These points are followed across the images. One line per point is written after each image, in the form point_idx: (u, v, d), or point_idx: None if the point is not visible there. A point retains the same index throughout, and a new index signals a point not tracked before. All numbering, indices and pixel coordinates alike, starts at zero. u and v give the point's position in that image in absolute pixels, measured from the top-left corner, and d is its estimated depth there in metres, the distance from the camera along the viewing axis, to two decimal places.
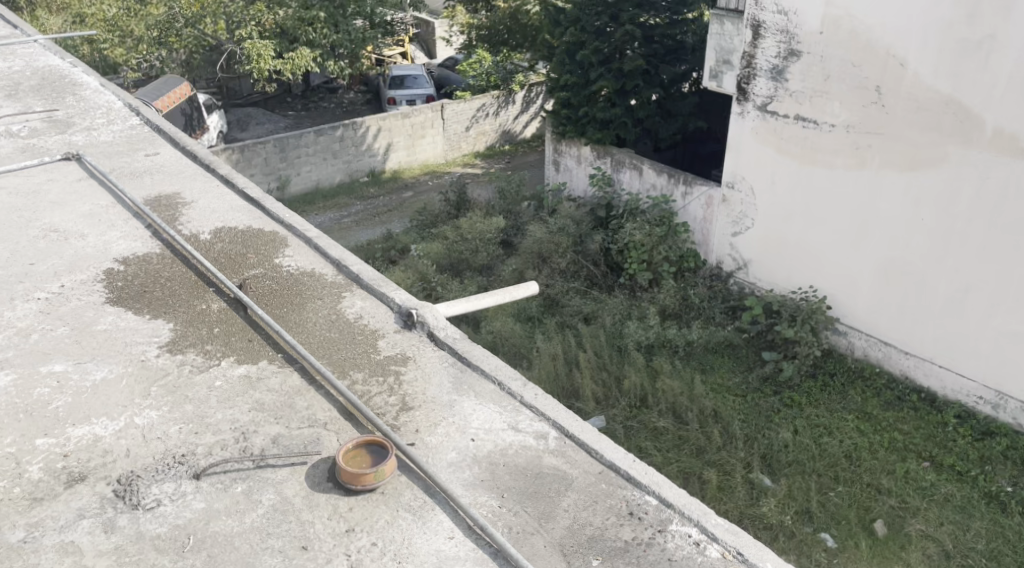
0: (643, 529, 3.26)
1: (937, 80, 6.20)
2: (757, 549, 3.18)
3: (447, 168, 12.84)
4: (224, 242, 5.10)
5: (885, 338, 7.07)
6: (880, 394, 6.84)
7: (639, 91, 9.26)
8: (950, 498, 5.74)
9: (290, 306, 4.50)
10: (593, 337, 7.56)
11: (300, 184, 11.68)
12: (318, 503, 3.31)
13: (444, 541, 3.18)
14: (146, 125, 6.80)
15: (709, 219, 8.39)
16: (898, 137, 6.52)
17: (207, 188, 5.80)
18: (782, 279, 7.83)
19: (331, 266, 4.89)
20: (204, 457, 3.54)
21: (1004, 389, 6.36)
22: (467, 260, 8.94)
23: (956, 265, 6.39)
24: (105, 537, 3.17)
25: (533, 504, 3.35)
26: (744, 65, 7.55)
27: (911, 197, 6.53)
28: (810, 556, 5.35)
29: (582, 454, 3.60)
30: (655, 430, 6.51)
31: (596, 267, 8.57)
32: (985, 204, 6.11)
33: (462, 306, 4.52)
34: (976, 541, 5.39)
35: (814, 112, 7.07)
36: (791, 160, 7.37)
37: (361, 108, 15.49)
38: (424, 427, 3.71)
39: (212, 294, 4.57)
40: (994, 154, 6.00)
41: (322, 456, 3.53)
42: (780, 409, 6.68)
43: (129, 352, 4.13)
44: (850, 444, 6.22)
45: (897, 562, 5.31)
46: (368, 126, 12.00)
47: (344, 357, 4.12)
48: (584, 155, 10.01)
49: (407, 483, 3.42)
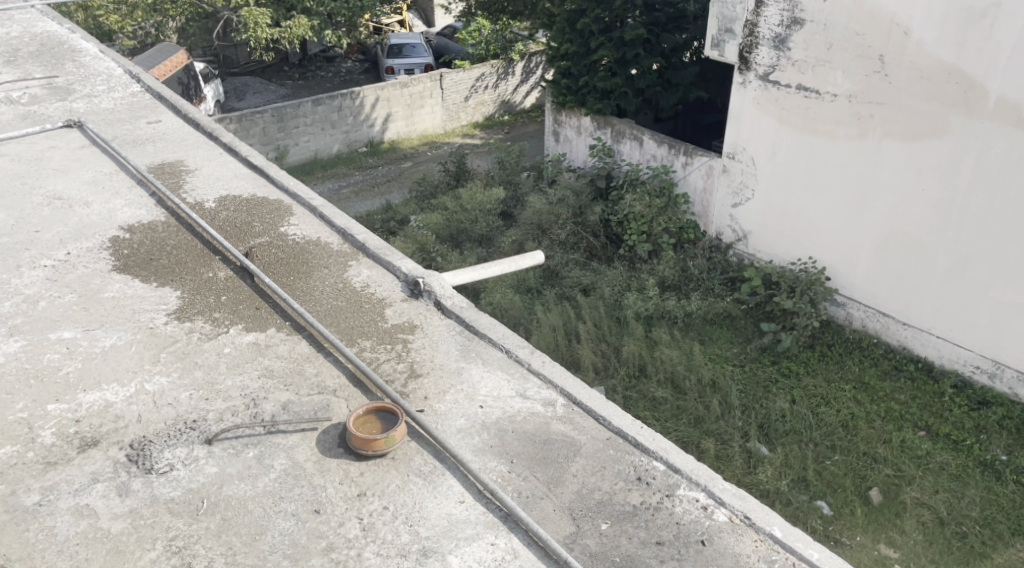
0: (651, 494, 3.30)
1: (941, 49, 6.16)
2: (765, 513, 3.23)
3: (446, 138, 12.77)
4: (228, 211, 5.08)
5: (883, 309, 7.10)
6: (877, 364, 6.89)
7: (640, 61, 9.19)
8: (945, 467, 5.80)
9: (296, 275, 4.50)
10: (594, 308, 7.58)
11: (298, 154, 11.61)
12: (329, 467, 3.34)
13: (454, 505, 3.22)
14: (148, 92, 6.74)
15: (709, 190, 8.36)
16: (901, 107, 6.50)
17: (211, 155, 5.77)
18: (781, 250, 7.84)
19: (337, 235, 4.88)
20: (215, 423, 3.56)
21: (1001, 358, 6.41)
22: (467, 230, 8.92)
23: (957, 235, 6.41)
24: (120, 500, 3.20)
25: (542, 469, 3.39)
26: (746, 33, 7.47)
27: (912, 166, 6.53)
28: (806, 523, 5.45)
29: (590, 421, 3.63)
30: (653, 399, 6.56)
31: (596, 238, 8.55)
32: (987, 174, 6.11)
33: (468, 275, 4.56)
34: (970, 508, 5.47)
35: (816, 81, 7.03)
36: (791, 129, 7.34)
37: (359, 77, 15.38)
38: (433, 394, 3.73)
39: (219, 263, 4.57)
40: (996, 124, 5.99)
41: (333, 422, 3.55)
42: (778, 379, 6.73)
43: (138, 319, 4.13)
44: (847, 414, 6.28)
45: (891, 529, 5.42)
46: (366, 96, 11.90)
47: (351, 325, 4.13)
48: (584, 126, 9.95)
49: (417, 449, 3.45)
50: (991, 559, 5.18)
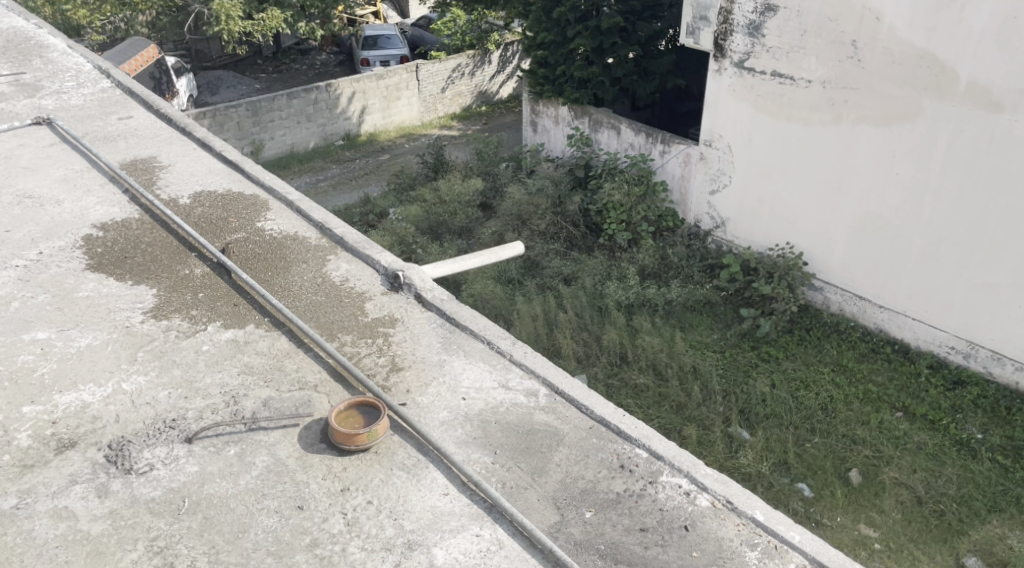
0: (634, 481, 3.32)
1: (912, 34, 6.20)
2: (746, 497, 3.25)
3: (424, 130, 12.70)
4: (203, 207, 5.03)
5: (859, 292, 7.17)
6: (855, 347, 6.95)
7: (616, 50, 9.19)
8: (922, 446, 5.88)
9: (275, 270, 4.46)
10: (575, 298, 7.58)
11: (274, 148, 11.51)
12: (312, 463, 3.33)
13: (439, 498, 3.22)
14: (118, 88, 6.65)
15: (687, 177, 8.37)
16: (875, 92, 6.54)
17: (185, 151, 5.70)
18: (759, 237, 7.88)
19: (315, 229, 4.84)
20: (195, 422, 3.52)
21: (975, 338, 6.50)
22: (446, 222, 8.88)
23: (931, 218, 6.47)
24: (100, 502, 3.17)
25: (526, 459, 3.40)
26: (720, 21, 7.48)
27: (886, 151, 6.58)
28: (787, 505, 5.51)
29: (573, 410, 3.64)
30: (636, 386, 6.58)
31: (575, 228, 8.55)
32: (959, 158, 6.18)
33: (447, 268, 4.57)
34: (947, 487, 5.55)
35: (791, 67, 7.06)
36: (767, 116, 7.36)
37: (334, 70, 15.26)
38: (415, 387, 3.73)
39: (195, 259, 4.52)
40: (968, 108, 6.04)
41: (315, 418, 3.53)
42: (758, 363, 6.78)
43: (113, 318, 4.08)
44: (826, 396, 6.34)
45: (871, 509, 5.48)
46: (342, 89, 11.79)
47: (331, 320, 4.10)
48: (561, 115, 9.91)
49: (400, 442, 3.44)
50: (967, 536, 5.26)
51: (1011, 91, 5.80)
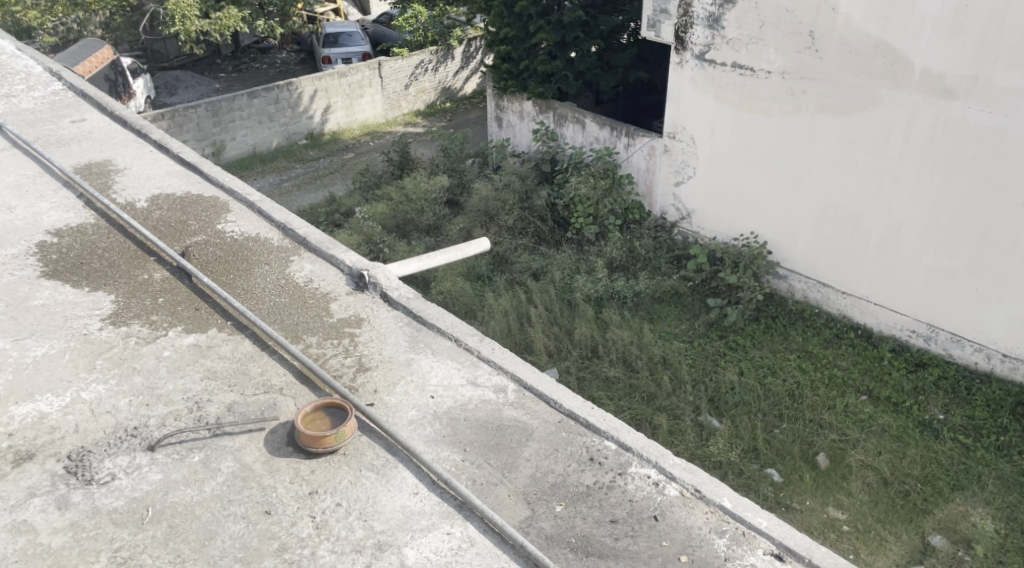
0: (604, 473, 3.33)
1: (867, 23, 6.29)
2: (714, 485, 3.28)
3: (388, 127, 12.62)
4: (161, 210, 4.94)
5: (823, 280, 7.27)
6: (820, 332, 7.05)
7: (579, 44, 9.21)
8: (886, 428, 5.98)
9: (237, 272, 4.40)
10: (544, 292, 7.58)
11: (235, 149, 11.35)
12: (279, 467, 3.29)
13: (409, 497, 3.20)
14: (70, 91, 6.50)
15: (652, 170, 8.40)
16: (833, 82, 6.62)
17: (141, 153, 5.60)
18: (724, 227, 7.94)
19: (277, 230, 4.78)
20: (157, 429, 3.46)
21: (935, 321, 6.63)
22: (413, 220, 8.84)
23: (890, 204, 6.57)
24: (60, 514, 3.11)
25: (495, 455, 3.39)
26: (681, 13, 7.51)
27: (846, 139, 6.67)
28: (758, 491, 5.57)
29: (541, 405, 3.64)
30: (606, 379, 6.61)
31: (543, 223, 8.56)
32: (915, 145, 6.29)
33: (412, 266, 4.53)
34: (912, 467, 5.65)
35: (750, 59, 7.12)
36: (729, 107, 7.42)
37: (295, 68, 15.11)
38: (383, 386, 3.70)
39: (154, 264, 4.44)
40: (922, 95, 6.15)
41: (280, 421, 3.49)
42: (726, 352, 6.84)
43: (70, 326, 4.00)
44: (793, 382, 6.42)
45: (839, 492, 5.56)
46: (303, 87, 11.66)
47: (296, 322, 4.06)
48: (526, 110, 9.89)
49: (368, 443, 3.41)
50: (932, 515, 5.35)
51: (964, 78, 5.91)
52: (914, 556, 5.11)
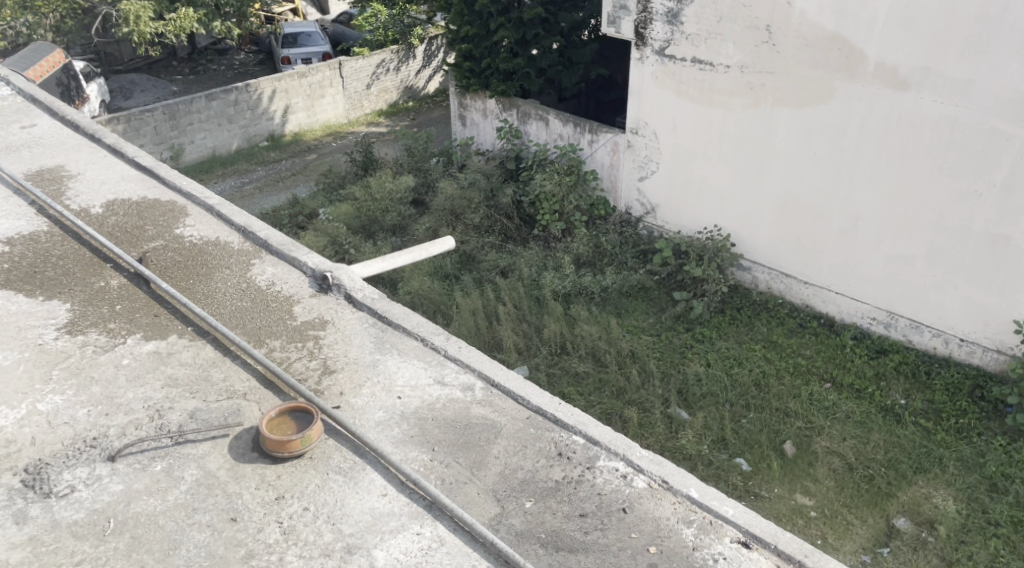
0: (573, 468, 3.34)
1: (822, 17, 6.38)
2: (681, 476, 3.31)
3: (351, 127, 12.52)
4: (117, 216, 4.84)
5: (786, 270, 7.37)
6: (783, 323, 7.14)
7: (540, 41, 9.22)
8: (850, 415, 6.08)
9: (197, 277, 4.34)
10: (512, 290, 7.58)
11: (195, 152, 11.18)
12: (245, 474, 3.25)
13: (378, 499, 3.18)
14: (19, 96, 6.35)
15: (616, 165, 8.43)
16: (790, 76, 6.71)
17: (95, 158, 5.49)
18: (687, 221, 8.00)
19: (237, 233, 4.72)
20: (118, 439, 3.40)
21: (894, 309, 6.75)
22: (378, 220, 8.78)
23: (849, 195, 6.67)
24: (18, 528, 3.04)
25: (464, 454, 3.38)
26: (640, 9, 7.53)
27: (804, 131, 6.77)
28: (727, 480, 5.63)
29: (509, 402, 3.64)
30: (576, 374, 6.63)
31: (509, 220, 8.56)
32: (871, 135, 6.39)
33: (376, 266, 4.50)
34: (876, 452, 5.75)
35: (709, 54, 7.18)
36: (689, 102, 7.48)
37: (254, 69, 14.93)
38: (349, 389, 3.67)
39: (111, 270, 4.36)
40: (877, 86, 6.25)
41: (245, 427, 3.45)
42: (693, 344, 6.90)
43: (24, 336, 3.91)
44: (759, 372, 6.50)
45: (806, 478, 5.64)
46: (263, 88, 11.53)
47: (259, 326, 4.01)
48: (489, 108, 9.88)
49: (335, 446, 3.38)
50: (896, 497, 5.45)
51: (916, 69, 6.02)
52: (879, 540, 5.20)
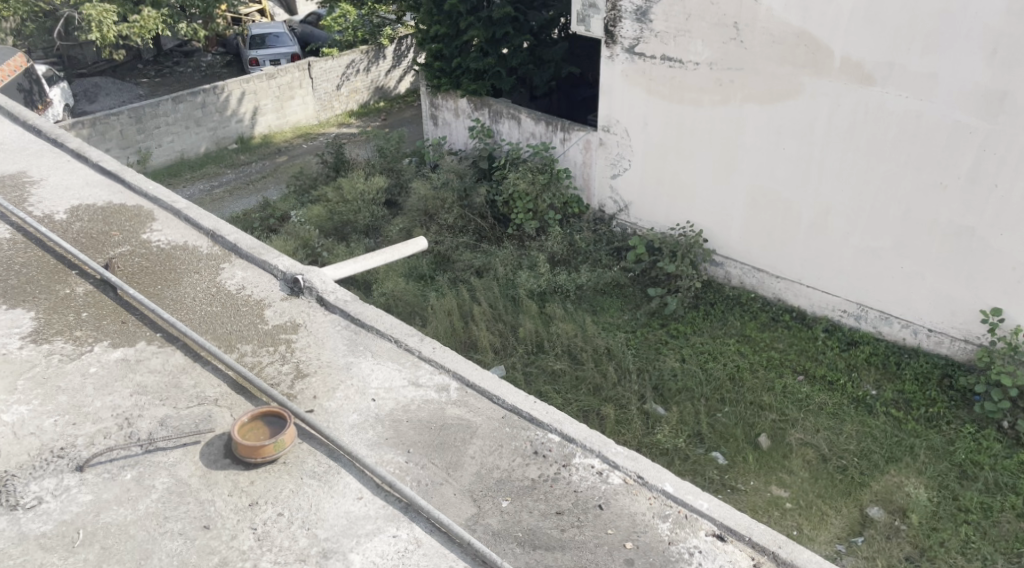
0: (548, 466, 3.34)
1: (789, 14, 6.44)
2: (656, 471, 3.32)
3: (321, 129, 12.43)
4: (82, 222, 4.77)
5: (758, 265, 7.44)
6: (756, 317, 7.21)
7: (510, 39, 9.22)
8: (823, 407, 6.14)
9: (165, 282, 4.28)
10: (487, 289, 7.56)
11: (162, 156, 11.04)
12: (217, 480, 3.21)
13: (353, 503, 3.16)
14: None
15: (588, 163, 8.44)
16: (758, 72, 6.76)
17: (58, 163, 5.39)
18: (660, 218, 8.04)
19: (205, 237, 4.66)
20: (86, 448, 3.35)
21: (864, 301, 6.84)
22: (350, 221, 8.72)
23: (818, 189, 6.74)
24: None
25: (440, 455, 3.37)
26: (609, 7, 7.53)
27: (773, 127, 6.83)
28: (704, 474, 5.68)
29: (484, 401, 3.64)
30: (553, 372, 6.64)
31: (482, 220, 8.55)
32: (838, 130, 6.47)
33: (348, 267, 4.46)
34: (849, 443, 5.83)
35: (678, 51, 7.22)
36: (660, 99, 7.51)
37: (221, 71, 14.77)
38: (322, 392, 3.64)
39: (76, 277, 4.29)
40: (843, 82, 6.32)
41: (217, 433, 3.40)
42: (668, 340, 6.94)
43: None
44: (733, 366, 6.55)
45: (780, 470, 5.69)
46: (231, 90, 11.41)
47: (229, 330, 3.97)
48: (461, 108, 9.86)
49: (309, 450, 3.35)
50: (870, 487, 5.52)
51: (882, 65, 6.09)
52: (854, 529, 5.27)
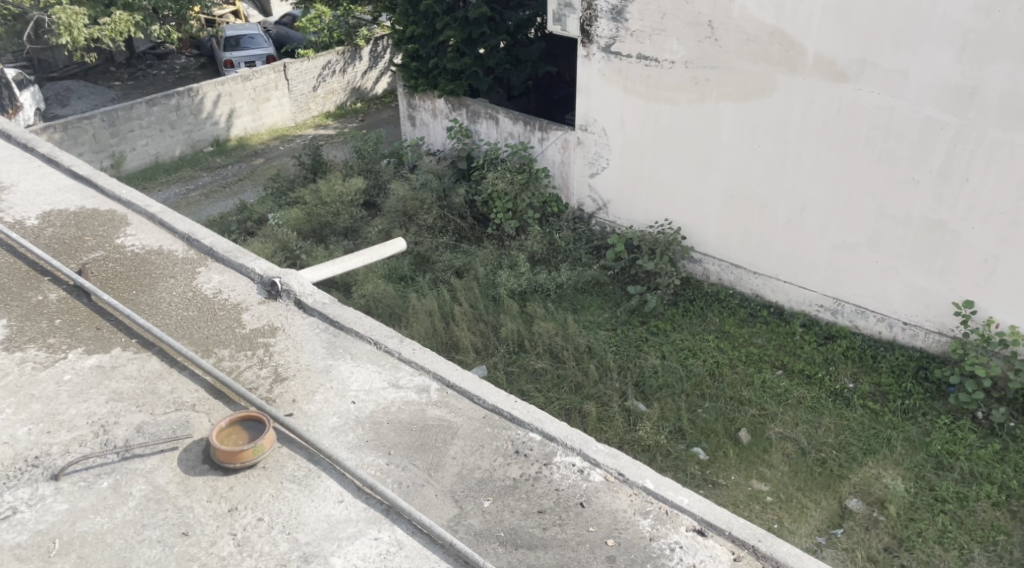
0: (530, 465, 3.34)
1: (762, 12, 6.49)
2: (636, 467, 3.34)
3: (298, 130, 12.35)
4: (54, 227, 4.70)
5: (735, 262, 7.49)
6: (735, 313, 7.26)
7: (486, 39, 9.21)
8: (802, 400, 6.20)
9: (140, 287, 4.24)
10: (467, 289, 7.55)
11: (137, 160, 10.92)
12: (196, 486, 3.18)
13: (333, 506, 3.14)
14: None
15: (566, 162, 8.46)
16: (733, 70, 6.80)
17: (29, 168, 5.32)
18: (639, 216, 8.08)
19: (181, 241, 4.62)
20: (61, 457, 3.31)
21: (840, 295, 6.91)
22: (329, 223, 8.68)
23: (793, 185, 6.80)
24: None
25: (421, 456, 3.36)
26: (585, 7, 7.55)
27: (748, 125, 6.88)
28: (686, 469, 5.71)
29: (465, 402, 3.63)
30: (534, 371, 6.65)
31: (462, 220, 8.54)
32: (813, 127, 6.53)
33: (326, 270, 4.43)
34: (827, 436, 5.89)
35: (654, 50, 7.25)
36: (636, 98, 7.54)
37: (196, 73, 14.63)
38: (301, 396, 3.62)
39: (49, 284, 4.24)
40: (816, 79, 6.38)
41: (194, 439, 3.37)
42: (648, 337, 6.97)
43: None
44: (712, 362, 6.59)
45: (760, 464, 5.73)
46: (205, 92, 11.31)
47: (206, 335, 3.94)
48: (438, 108, 9.84)
49: (289, 455, 3.33)
50: (848, 479, 5.57)
51: (853, 62, 6.16)
52: (833, 521, 5.31)
